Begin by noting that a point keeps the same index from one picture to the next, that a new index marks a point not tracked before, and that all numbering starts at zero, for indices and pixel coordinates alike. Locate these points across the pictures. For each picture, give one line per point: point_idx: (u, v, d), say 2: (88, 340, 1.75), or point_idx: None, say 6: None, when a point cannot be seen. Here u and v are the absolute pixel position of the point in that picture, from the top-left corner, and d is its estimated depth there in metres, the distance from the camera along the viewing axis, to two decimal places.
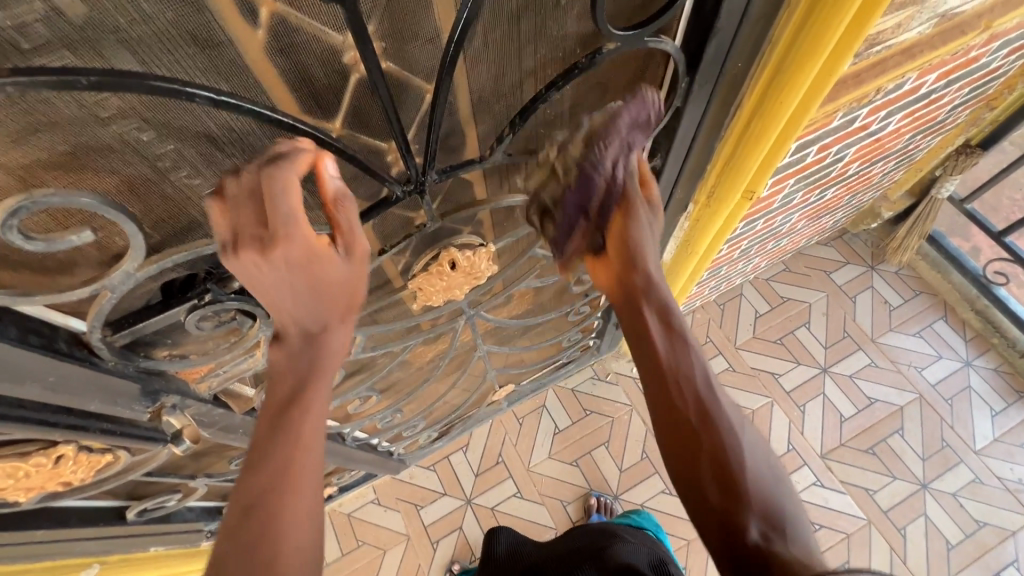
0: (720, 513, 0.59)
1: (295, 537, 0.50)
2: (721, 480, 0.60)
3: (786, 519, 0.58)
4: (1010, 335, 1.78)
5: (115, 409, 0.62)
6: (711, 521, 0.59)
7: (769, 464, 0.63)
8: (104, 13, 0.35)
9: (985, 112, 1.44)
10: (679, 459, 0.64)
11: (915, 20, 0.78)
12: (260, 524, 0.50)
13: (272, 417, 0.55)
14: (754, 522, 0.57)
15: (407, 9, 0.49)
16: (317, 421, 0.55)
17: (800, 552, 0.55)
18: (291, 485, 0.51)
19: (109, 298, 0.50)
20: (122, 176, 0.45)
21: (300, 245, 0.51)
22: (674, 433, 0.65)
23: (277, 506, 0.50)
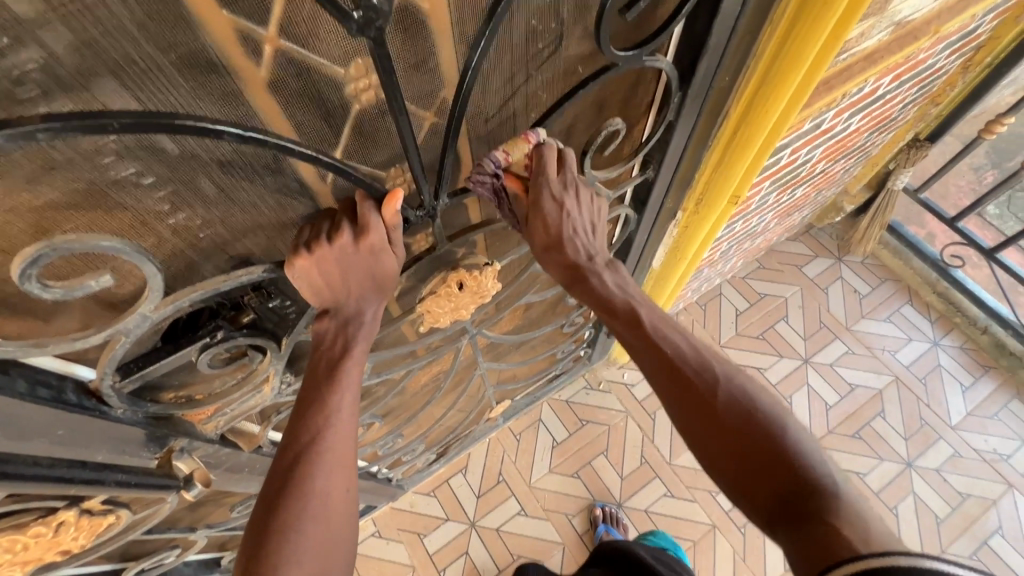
0: (732, 475, 0.59)
1: (330, 493, 0.54)
2: (721, 442, 0.61)
3: (809, 466, 0.56)
4: (970, 313, 1.90)
5: (123, 458, 0.57)
6: (729, 488, 0.59)
7: (774, 410, 0.61)
8: (103, 54, 0.34)
9: (931, 107, 1.55)
10: (684, 433, 0.64)
11: (876, 28, 0.84)
12: (296, 479, 0.53)
13: (313, 381, 0.58)
14: (771, 484, 0.56)
15: (415, 36, 0.49)
16: (351, 385, 0.58)
17: (829, 500, 0.53)
18: (326, 445, 0.55)
19: (123, 342, 0.47)
20: (133, 214, 0.43)
21: (366, 251, 0.56)
22: (675, 407, 0.65)
23: (314, 464, 0.54)
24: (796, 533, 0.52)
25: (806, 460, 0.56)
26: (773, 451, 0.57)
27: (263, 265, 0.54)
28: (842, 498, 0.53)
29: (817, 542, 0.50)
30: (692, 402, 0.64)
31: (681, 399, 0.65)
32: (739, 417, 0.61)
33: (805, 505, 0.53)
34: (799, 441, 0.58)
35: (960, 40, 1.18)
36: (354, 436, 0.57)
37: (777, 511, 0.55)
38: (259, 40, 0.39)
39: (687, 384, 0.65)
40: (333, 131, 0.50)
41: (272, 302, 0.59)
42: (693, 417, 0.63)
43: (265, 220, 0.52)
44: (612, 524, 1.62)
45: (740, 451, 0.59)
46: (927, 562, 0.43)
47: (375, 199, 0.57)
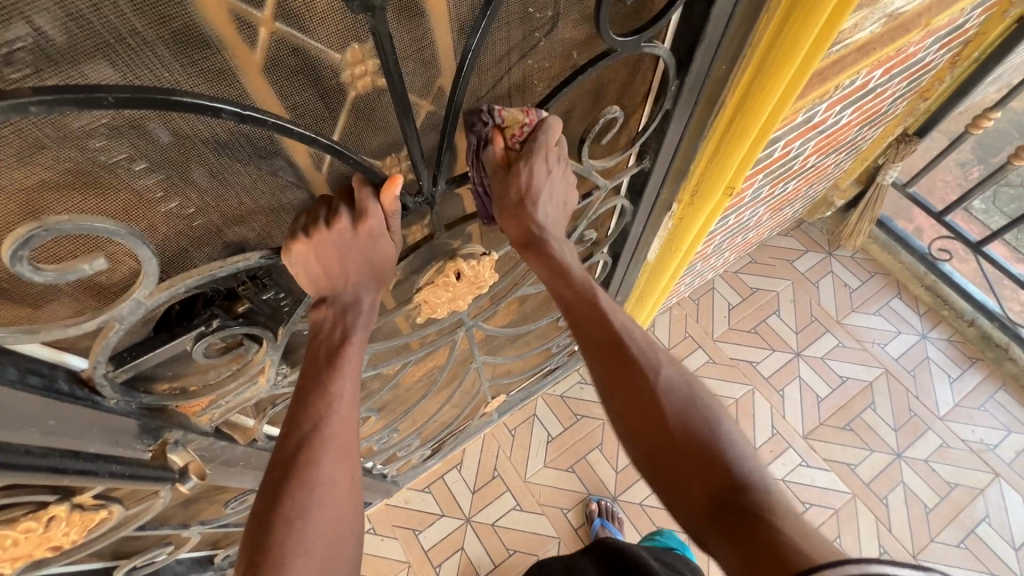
0: (670, 470, 0.59)
1: (334, 481, 0.54)
2: (658, 438, 0.61)
3: (739, 464, 0.56)
4: (958, 306, 1.93)
5: (115, 450, 0.56)
6: (663, 484, 0.59)
7: (710, 410, 0.62)
8: (91, 28, 0.33)
9: (920, 102, 1.57)
10: (624, 428, 0.64)
11: (868, 19, 0.85)
12: (300, 468, 0.53)
13: (312, 368, 0.57)
14: (704, 481, 0.56)
15: (413, 20, 0.48)
16: (351, 371, 0.57)
17: (757, 497, 0.53)
18: (329, 432, 0.54)
19: (116, 329, 0.46)
20: (126, 196, 0.42)
21: (361, 237, 0.55)
22: (619, 400, 0.65)
23: (316, 451, 0.54)
24: (723, 529, 0.52)
25: (736, 460, 0.57)
26: (708, 449, 0.58)
27: (259, 251, 0.53)
28: (769, 496, 0.54)
29: (745, 539, 0.50)
30: (637, 394, 0.63)
31: (626, 391, 0.64)
32: (679, 412, 0.61)
33: (734, 502, 0.53)
34: (731, 441, 0.59)
35: (948, 34, 1.20)
36: (356, 423, 0.57)
37: (706, 509, 0.54)
38: (254, 21, 0.39)
39: (633, 376, 0.64)
40: (329, 114, 0.49)
41: (268, 291, 0.58)
42: (637, 408, 0.63)
43: (261, 205, 0.51)
44: (607, 517, 1.62)
45: (677, 446, 0.59)
46: (876, 568, 0.41)
47: (373, 185, 0.56)
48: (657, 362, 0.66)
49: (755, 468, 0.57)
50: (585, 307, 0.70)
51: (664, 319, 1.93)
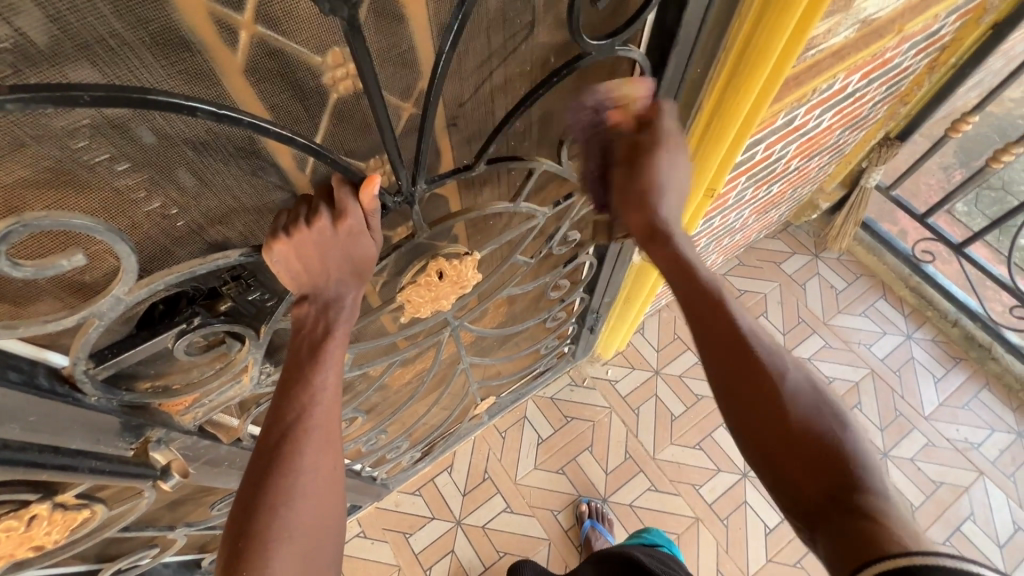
0: (780, 461, 0.55)
1: (318, 470, 0.54)
2: (770, 426, 0.56)
3: (863, 469, 0.53)
4: (941, 307, 1.96)
5: (96, 448, 0.56)
6: (770, 473, 0.56)
7: (833, 406, 0.57)
8: (69, 28, 0.34)
9: (900, 107, 1.61)
10: (732, 410, 0.59)
11: (842, 25, 0.87)
12: (283, 458, 0.53)
13: (298, 358, 0.57)
14: (819, 477, 0.53)
15: (390, 23, 0.49)
16: (336, 362, 0.57)
17: (874, 500, 0.50)
18: (312, 423, 0.55)
19: (96, 326, 0.47)
20: (107, 194, 0.43)
21: (342, 237, 0.56)
22: (731, 382, 0.60)
23: (300, 441, 0.54)
24: (837, 534, 0.50)
25: (860, 463, 0.53)
26: (829, 450, 0.54)
27: (240, 249, 0.53)
28: (887, 499, 0.51)
29: (861, 547, 0.47)
30: (751, 383, 0.58)
31: (737, 379, 0.59)
32: (802, 407, 0.56)
33: (853, 507, 0.50)
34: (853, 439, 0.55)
35: (924, 40, 1.23)
36: (341, 414, 0.57)
37: (817, 507, 0.52)
38: (235, 25, 0.40)
39: (751, 365, 0.59)
40: (309, 115, 0.50)
41: (251, 289, 0.58)
42: (751, 398, 0.58)
43: (243, 204, 0.52)
44: (597, 519, 1.63)
45: (793, 438, 0.55)
46: (974, 568, 0.43)
47: (353, 184, 0.57)
48: (773, 349, 0.60)
49: (880, 475, 0.53)
50: (697, 286, 0.64)
51: (653, 321, 1.97)
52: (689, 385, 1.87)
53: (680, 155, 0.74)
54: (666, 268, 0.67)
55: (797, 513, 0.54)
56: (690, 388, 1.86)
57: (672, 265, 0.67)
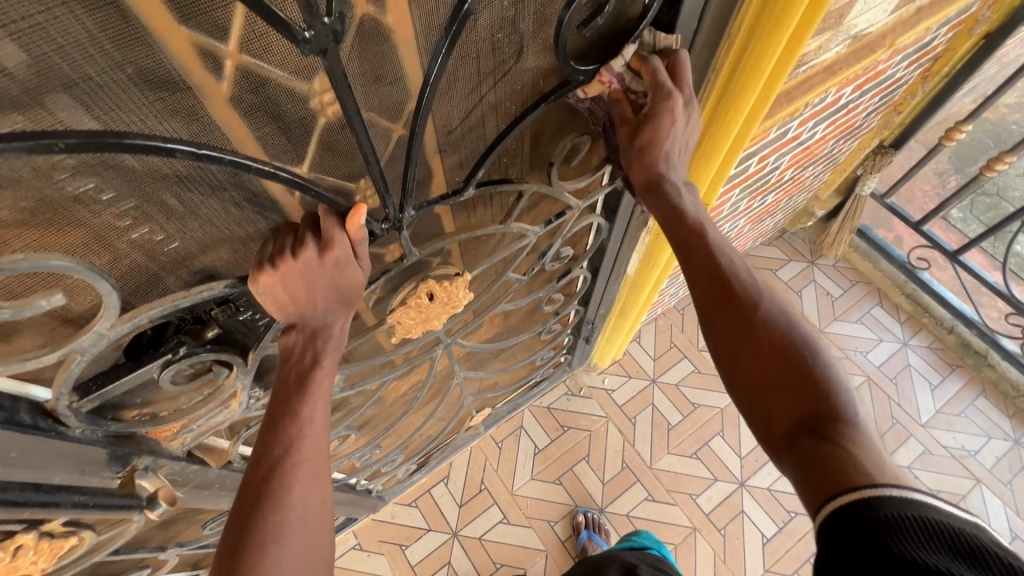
0: (758, 393, 0.60)
1: (307, 505, 0.54)
2: (752, 361, 0.61)
3: (837, 395, 0.56)
4: (937, 314, 1.96)
5: (82, 479, 0.56)
6: (749, 404, 0.61)
7: (817, 344, 0.60)
8: (54, 70, 0.34)
9: (894, 115, 1.61)
10: (720, 349, 0.65)
11: (833, 41, 0.87)
12: (271, 492, 0.53)
13: (285, 391, 0.57)
14: (792, 405, 0.57)
15: (377, 51, 0.49)
16: (323, 394, 0.57)
17: (842, 426, 0.54)
18: (301, 456, 0.54)
19: (78, 361, 0.46)
20: (89, 231, 0.42)
21: (329, 266, 0.56)
22: (720, 325, 0.65)
23: (288, 476, 0.54)
24: (804, 459, 0.54)
25: (834, 392, 0.56)
26: (803, 380, 0.58)
27: (225, 280, 0.53)
28: (856, 427, 0.54)
29: (823, 466, 0.52)
30: (737, 322, 0.63)
31: (725, 318, 0.65)
32: (780, 340, 0.61)
33: (820, 432, 0.54)
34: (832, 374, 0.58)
35: (917, 52, 1.23)
36: (328, 447, 0.57)
37: (788, 432, 0.57)
38: (221, 55, 0.40)
39: (732, 304, 0.64)
40: (295, 144, 0.50)
41: (237, 316, 0.58)
42: (734, 334, 0.63)
43: (227, 234, 0.52)
44: (594, 529, 1.62)
45: (772, 371, 0.60)
46: (917, 496, 0.47)
47: (339, 215, 0.56)
48: (762, 295, 0.65)
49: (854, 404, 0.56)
50: (686, 234, 0.69)
51: (649, 329, 1.97)
52: (686, 393, 1.87)
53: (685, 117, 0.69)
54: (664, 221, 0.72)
55: (771, 439, 0.58)
56: (686, 397, 1.86)
57: (668, 218, 0.71)
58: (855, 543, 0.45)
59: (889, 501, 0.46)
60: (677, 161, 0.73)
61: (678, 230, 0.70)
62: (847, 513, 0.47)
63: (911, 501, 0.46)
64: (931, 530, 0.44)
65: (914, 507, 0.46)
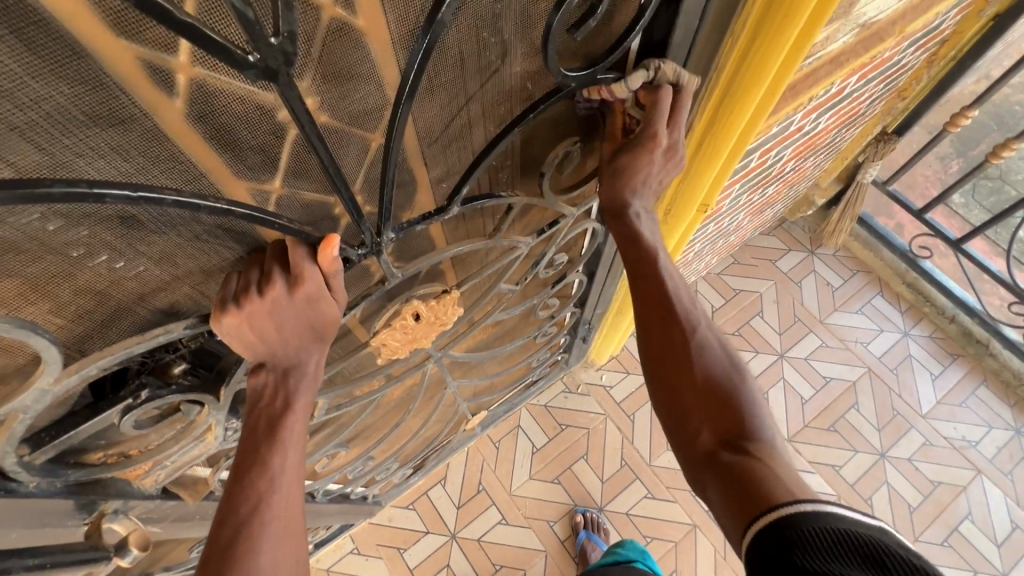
0: (685, 411, 0.61)
1: (278, 566, 0.50)
2: (684, 381, 0.63)
3: (755, 422, 0.59)
4: (939, 303, 1.94)
5: (42, 531, 0.52)
6: (674, 422, 0.62)
7: (742, 374, 0.63)
8: None
9: (898, 101, 1.56)
10: (654, 370, 0.66)
11: (841, 31, 0.82)
12: (238, 557, 0.49)
13: (252, 441, 0.54)
14: (718, 426, 0.59)
15: (343, 60, 0.44)
16: (294, 444, 0.55)
17: (759, 448, 0.56)
18: (270, 513, 0.51)
19: (22, 419, 0.43)
20: (23, 277, 0.39)
21: (298, 304, 0.52)
22: (656, 344, 0.66)
23: (256, 536, 0.50)
24: (722, 476, 0.54)
25: (753, 417, 0.59)
26: (727, 404, 0.60)
27: (187, 320, 0.50)
28: (771, 450, 0.56)
29: (741, 484, 0.52)
30: (674, 344, 0.65)
31: (661, 338, 0.66)
32: (711, 367, 0.63)
33: (738, 450, 0.56)
34: (754, 402, 0.61)
35: (924, 36, 1.18)
36: (301, 499, 0.54)
37: (709, 451, 0.58)
38: (170, 69, 0.36)
39: (670, 328, 0.66)
40: (259, 171, 0.46)
41: (205, 348, 0.54)
42: (670, 356, 0.65)
43: (185, 268, 0.48)
44: (593, 529, 1.61)
45: (703, 392, 0.61)
46: (826, 508, 0.46)
47: (310, 246, 0.52)
48: (699, 321, 0.67)
49: (769, 430, 0.59)
50: (637, 255, 0.70)
51: None
52: None
53: (663, 160, 0.69)
54: (620, 243, 0.71)
55: (690, 458, 0.59)
56: None
57: (626, 241, 0.71)
58: (772, 564, 0.44)
59: (803, 515, 0.46)
60: (646, 193, 0.71)
61: (630, 245, 0.71)
62: (763, 523, 0.47)
63: (822, 513, 0.46)
64: (845, 544, 0.43)
65: (826, 519, 0.45)
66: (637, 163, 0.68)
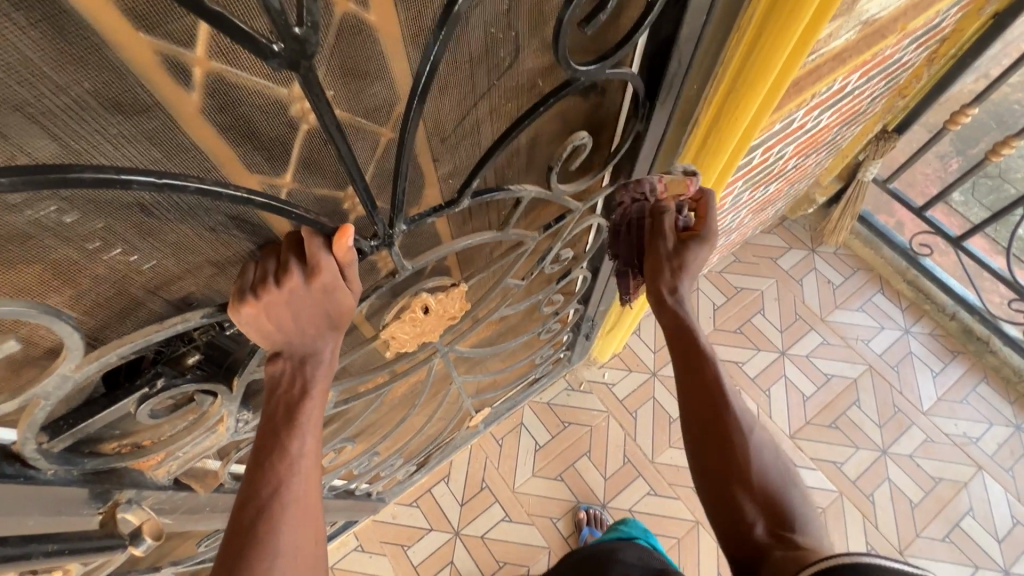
0: (734, 500, 0.65)
1: (297, 549, 0.51)
2: (733, 468, 0.66)
3: (800, 525, 0.63)
4: (939, 300, 1.94)
5: (58, 520, 0.53)
6: (721, 510, 0.65)
7: (785, 467, 0.68)
8: (4, 89, 0.31)
9: (898, 100, 1.57)
10: (701, 453, 0.69)
11: (843, 28, 0.83)
12: (259, 541, 0.49)
13: (271, 426, 0.54)
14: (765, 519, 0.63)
15: (359, 55, 0.45)
16: (313, 431, 0.55)
17: (804, 541, 0.61)
18: (289, 497, 0.52)
19: (42, 407, 0.44)
20: (45, 265, 0.40)
21: (314, 294, 0.53)
22: (703, 430, 0.69)
23: (277, 520, 0.51)
24: (774, 568, 0.58)
25: (795, 512, 0.64)
26: (774, 497, 0.64)
27: (204, 310, 0.51)
28: (813, 542, 0.61)
29: None
30: (724, 431, 0.68)
31: (710, 422, 0.69)
32: (760, 459, 0.66)
33: (787, 543, 0.60)
34: (795, 496, 0.66)
35: (925, 34, 1.19)
36: (319, 483, 0.55)
37: (757, 545, 0.61)
38: (188, 62, 0.36)
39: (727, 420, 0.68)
40: (274, 163, 0.47)
41: (219, 339, 0.55)
42: (719, 442, 0.67)
43: (201, 258, 0.49)
44: (596, 526, 1.61)
45: (751, 485, 0.65)
46: (863, 558, 0.51)
47: (325, 236, 0.53)
48: (747, 410, 0.70)
49: (807, 523, 0.64)
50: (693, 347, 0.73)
51: (649, 321, 1.95)
52: None
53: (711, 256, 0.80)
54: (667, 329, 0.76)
55: (738, 547, 0.63)
56: None
57: (674, 327, 0.75)
58: None
59: (842, 566, 0.51)
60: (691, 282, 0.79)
61: (681, 331, 0.74)
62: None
63: (859, 563, 0.50)
64: None
65: (860, 568, 0.50)
66: (690, 253, 0.78)
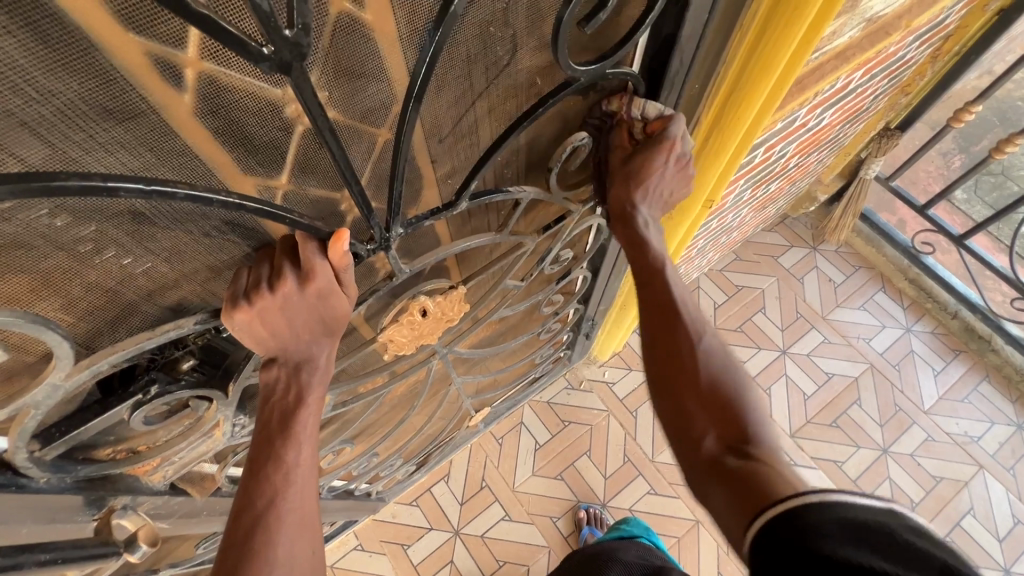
0: (688, 414, 0.63)
1: (294, 559, 0.51)
2: (683, 379, 0.66)
3: (757, 435, 0.60)
4: (941, 298, 1.93)
5: (52, 527, 0.52)
6: (676, 428, 0.64)
7: (742, 380, 0.66)
8: None
9: (901, 97, 1.55)
10: (657, 372, 0.69)
11: (847, 25, 0.82)
12: (256, 553, 0.49)
13: (265, 436, 0.54)
14: (717, 431, 0.61)
15: (354, 56, 0.44)
16: (308, 439, 0.55)
17: (759, 451, 0.57)
18: (285, 507, 0.52)
19: (32, 416, 0.43)
20: (35, 273, 0.39)
21: (309, 298, 0.52)
22: (658, 347, 0.70)
23: (273, 530, 0.51)
24: (725, 478, 0.55)
25: (753, 423, 0.60)
26: (727, 406, 0.62)
27: (198, 317, 0.50)
28: (768, 451, 0.57)
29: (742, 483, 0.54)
30: (675, 344, 0.68)
31: (664, 338, 0.69)
32: (713, 373, 0.65)
33: (741, 452, 0.57)
34: (755, 407, 0.63)
35: (929, 31, 1.18)
36: (315, 493, 0.55)
37: (708, 458, 0.59)
38: (179, 64, 0.35)
39: (676, 333, 0.69)
40: (268, 166, 0.46)
41: (214, 344, 0.54)
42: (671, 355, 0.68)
43: (194, 263, 0.48)
44: (596, 525, 1.61)
45: (702, 396, 0.64)
46: (835, 496, 0.46)
47: (319, 240, 0.52)
48: (701, 328, 0.70)
49: (769, 437, 0.60)
50: (646, 264, 0.74)
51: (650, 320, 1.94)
52: None
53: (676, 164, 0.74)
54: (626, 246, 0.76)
55: (693, 461, 0.60)
56: None
57: (632, 244, 0.76)
58: (784, 555, 0.44)
59: (811, 505, 0.46)
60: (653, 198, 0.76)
61: (636, 251, 0.75)
62: (779, 531, 0.46)
63: (830, 503, 0.45)
64: (848, 527, 0.43)
65: (834, 509, 0.45)
66: (647, 166, 0.72)
